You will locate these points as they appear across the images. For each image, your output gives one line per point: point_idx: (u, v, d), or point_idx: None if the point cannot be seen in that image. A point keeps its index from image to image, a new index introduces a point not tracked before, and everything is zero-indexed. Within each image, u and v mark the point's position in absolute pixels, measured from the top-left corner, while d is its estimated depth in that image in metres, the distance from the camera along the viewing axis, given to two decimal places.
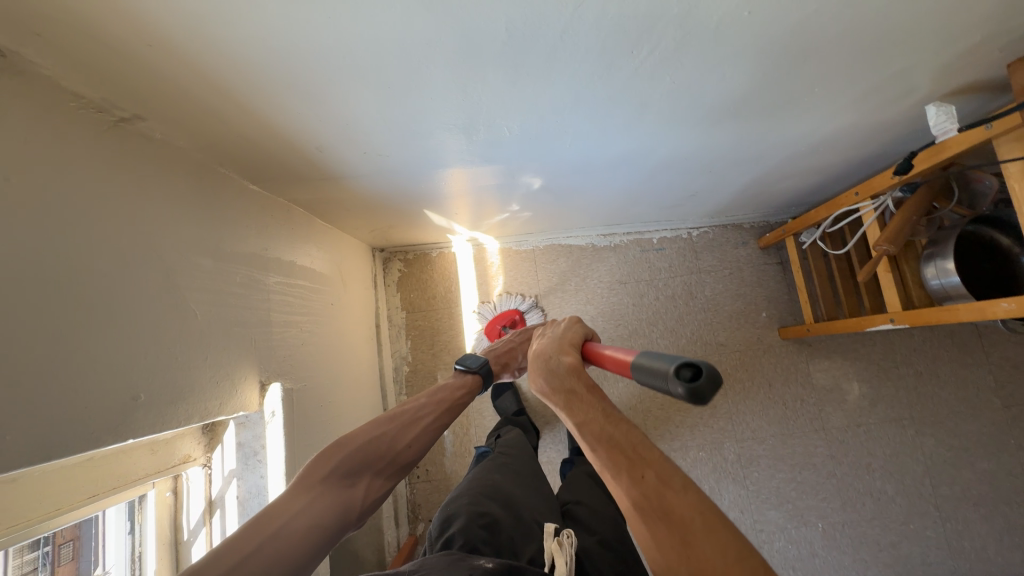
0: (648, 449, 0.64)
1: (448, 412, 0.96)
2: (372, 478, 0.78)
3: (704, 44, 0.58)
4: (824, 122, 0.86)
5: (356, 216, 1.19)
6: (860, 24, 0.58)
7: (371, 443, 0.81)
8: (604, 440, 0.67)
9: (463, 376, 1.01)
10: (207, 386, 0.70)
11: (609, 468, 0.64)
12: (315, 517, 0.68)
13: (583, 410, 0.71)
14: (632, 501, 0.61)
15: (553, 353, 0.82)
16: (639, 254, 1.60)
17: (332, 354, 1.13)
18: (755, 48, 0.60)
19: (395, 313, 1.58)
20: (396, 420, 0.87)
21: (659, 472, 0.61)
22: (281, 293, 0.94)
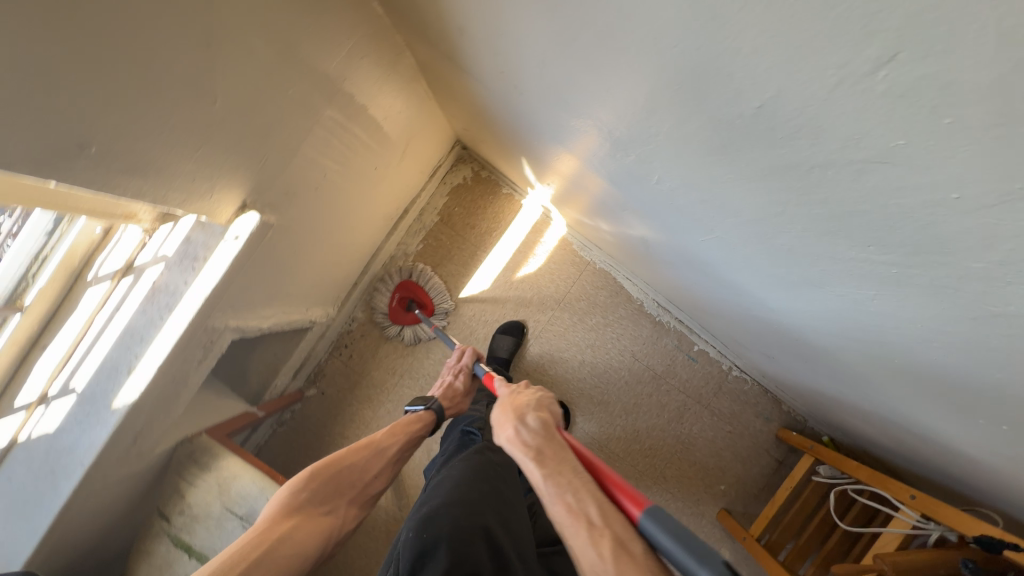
0: (610, 517, 0.58)
1: (415, 446, 1.00)
2: (347, 509, 0.86)
3: (955, 309, 0.39)
4: (965, 439, 0.67)
5: (458, 107, 1.02)
6: None
7: (339, 475, 0.86)
8: (567, 498, 0.60)
9: (419, 414, 1.01)
10: (182, 178, 0.61)
11: (566, 527, 0.58)
12: (295, 550, 0.74)
13: (555, 459, 0.65)
14: (589, 562, 0.53)
15: (532, 399, 0.78)
16: (671, 346, 1.44)
17: (339, 212, 1.03)
18: (1006, 359, 0.41)
19: (430, 210, 1.46)
20: (365, 451, 0.91)
21: (618, 533, 0.56)
22: (328, 129, 0.81)
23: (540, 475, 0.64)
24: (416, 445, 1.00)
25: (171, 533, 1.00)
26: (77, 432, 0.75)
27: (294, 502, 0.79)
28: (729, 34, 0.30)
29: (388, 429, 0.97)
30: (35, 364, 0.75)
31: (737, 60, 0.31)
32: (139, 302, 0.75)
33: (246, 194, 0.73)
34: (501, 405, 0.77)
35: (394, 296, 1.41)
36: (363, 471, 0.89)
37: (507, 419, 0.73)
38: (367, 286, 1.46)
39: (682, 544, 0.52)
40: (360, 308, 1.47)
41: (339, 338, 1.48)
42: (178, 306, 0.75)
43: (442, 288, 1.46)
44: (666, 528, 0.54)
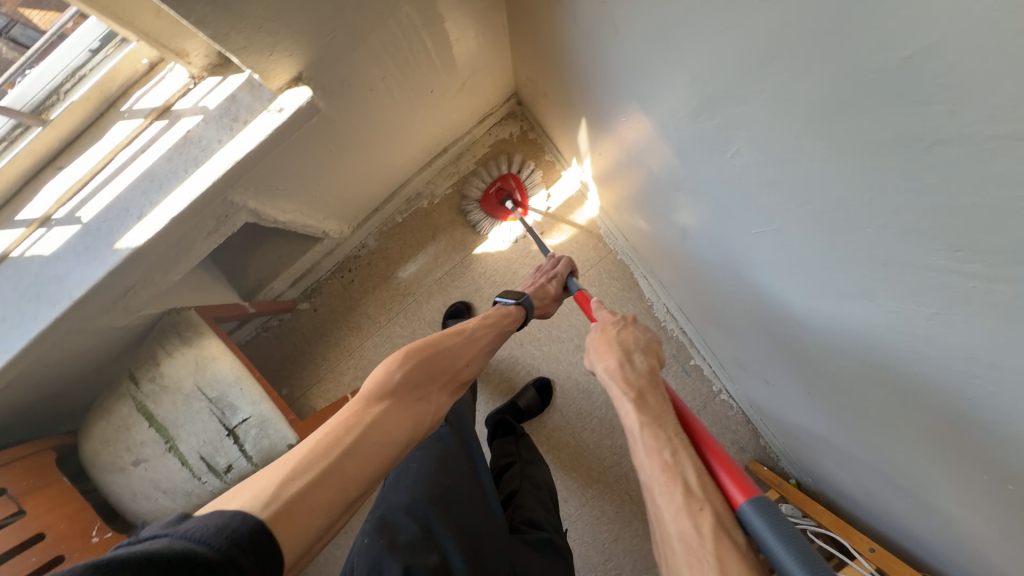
0: (710, 492, 0.57)
1: (500, 335, 0.94)
2: (441, 393, 0.77)
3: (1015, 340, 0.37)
4: (950, 500, 0.66)
5: (533, 50, 0.98)
6: None
7: (434, 355, 0.78)
8: (672, 453, 0.61)
9: (507, 306, 0.99)
10: (247, 22, 0.57)
11: (658, 485, 0.59)
12: (390, 436, 0.65)
13: (657, 420, 0.66)
14: (681, 529, 0.54)
15: (629, 347, 0.81)
16: (669, 355, 1.42)
17: (385, 125, 0.99)
18: None
19: (468, 157, 1.42)
20: (456, 336, 0.85)
21: (719, 513, 0.55)
22: (402, 27, 0.78)
23: (638, 421, 0.66)
24: (502, 336, 0.95)
25: (136, 398, 0.98)
26: (72, 264, 0.73)
27: (391, 382, 0.70)
28: None
29: (475, 321, 0.91)
30: (47, 183, 0.72)
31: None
32: (168, 148, 0.71)
33: (303, 65, 0.70)
34: (609, 345, 0.82)
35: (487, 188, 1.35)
36: (458, 355, 0.83)
37: (608, 359, 0.78)
38: (386, 215, 1.42)
39: (800, 555, 0.48)
40: (373, 235, 1.44)
41: (345, 260, 1.45)
42: (205, 164, 0.71)
43: (459, 238, 1.43)
44: (773, 530, 0.51)
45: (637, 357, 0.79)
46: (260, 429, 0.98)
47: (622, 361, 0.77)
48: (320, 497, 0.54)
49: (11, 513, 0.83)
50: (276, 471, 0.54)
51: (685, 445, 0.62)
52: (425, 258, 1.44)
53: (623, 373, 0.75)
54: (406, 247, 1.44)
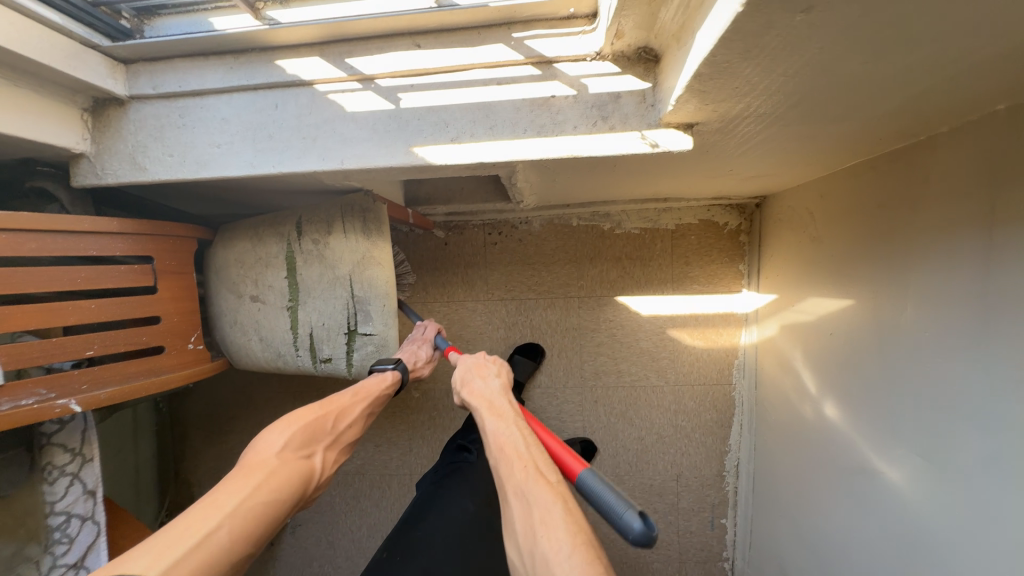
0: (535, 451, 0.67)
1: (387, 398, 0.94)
2: (326, 452, 0.78)
3: None
4: None
5: (849, 207, 0.90)
6: None
7: (316, 418, 0.79)
8: (509, 450, 0.67)
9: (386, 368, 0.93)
10: (731, 77, 0.50)
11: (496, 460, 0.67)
12: (274, 493, 0.65)
13: (499, 414, 0.76)
14: (516, 480, 0.62)
15: (485, 368, 0.89)
16: (708, 502, 1.40)
17: (668, 171, 0.92)
18: None
19: (673, 216, 1.34)
20: (343, 398, 0.87)
21: (537, 463, 0.64)
22: (794, 134, 0.70)
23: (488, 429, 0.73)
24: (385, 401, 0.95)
25: (291, 247, 0.95)
26: (364, 136, 0.68)
27: (271, 445, 0.71)
28: None
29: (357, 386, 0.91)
30: (395, 50, 0.65)
31: None
32: (525, 100, 0.65)
33: (705, 119, 0.62)
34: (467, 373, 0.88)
35: None
36: (338, 417, 0.83)
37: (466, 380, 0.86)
38: (566, 212, 1.36)
39: (609, 486, 0.57)
40: (542, 219, 1.38)
41: (501, 222, 1.39)
42: (547, 139, 0.65)
43: (611, 277, 1.37)
44: (589, 482, 0.59)
45: (496, 377, 0.86)
46: (375, 349, 0.96)
47: (478, 371, 0.88)
48: (208, 552, 0.54)
49: (146, 285, 0.82)
50: (167, 538, 0.53)
51: (520, 423, 0.73)
52: (571, 272, 1.38)
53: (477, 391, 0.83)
54: (559, 251, 1.38)
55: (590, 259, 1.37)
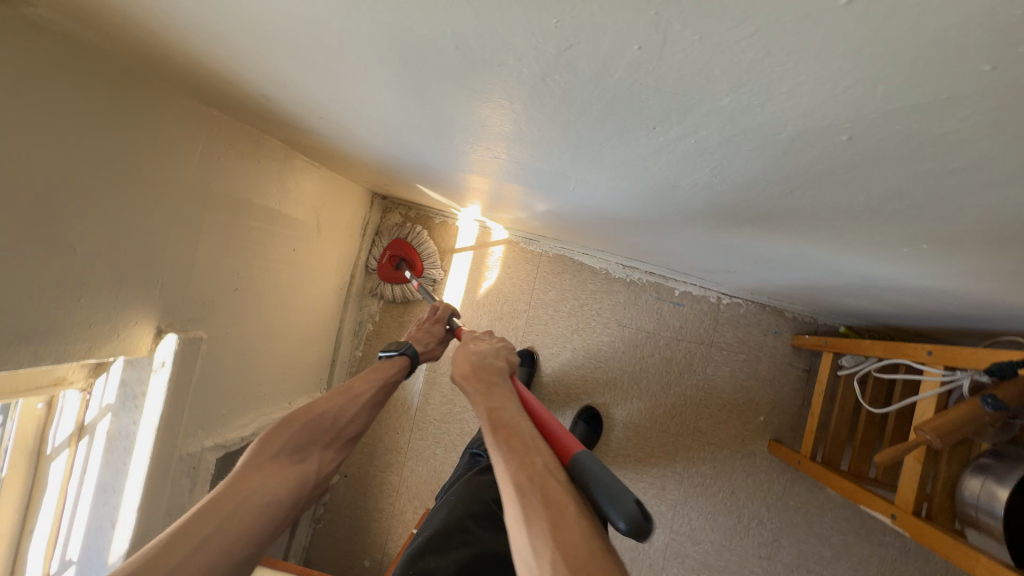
0: (541, 445, 0.59)
1: (388, 389, 0.92)
2: (322, 452, 0.79)
3: (749, 156, 0.39)
4: (910, 275, 0.63)
5: (345, 164, 1.06)
6: (1009, 207, 0.36)
7: (310, 420, 0.79)
8: (508, 429, 0.61)
9: (396, 358, 0.95)
10: (79, 333, 0.63)
11: (496, 441, 0.60)
12: (274, 494, 0.68)
13: (497, 399, 0.68)
14: (514, 489, 0.53)
15: (483, 351, 0.80)
16: (652, 301, 1.40)
17: (276, 301, 1.07)
18: (819, 181, 0.40)
19: (377, 267, 1.49)
20: (338, 398, 0.84)
21: (547, 467, 0.55)
22: (222, 233, 0.86)
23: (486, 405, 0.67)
24: (389, 389, 0.93)
25: None
26: None
27: (269, 449, 0.72)
28: (386, 7, 0.31)
29: (366, 376, 0.90)
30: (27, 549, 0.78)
31: (414, 21, 0.32)
32: (101, 456, 0.79)
33: (157, 321, 0.76)
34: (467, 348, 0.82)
35: (386, 253, 1.40)
36: (339, 415, 0.83)
37: (466, 367, 0.76)
38: (347, 358, 1.47)
39: (599, 484, 0.52)
40: None
41: None
42: (135, 446, 0.79)
43: None
44: (592, 470, 0.54)
45: (492, 358, 0.79)
46: None
47: (478, 353, 0.80)
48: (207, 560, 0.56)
49: None
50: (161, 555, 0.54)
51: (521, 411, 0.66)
52: None
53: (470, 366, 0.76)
54: None
55: (395, 347, 1.48)
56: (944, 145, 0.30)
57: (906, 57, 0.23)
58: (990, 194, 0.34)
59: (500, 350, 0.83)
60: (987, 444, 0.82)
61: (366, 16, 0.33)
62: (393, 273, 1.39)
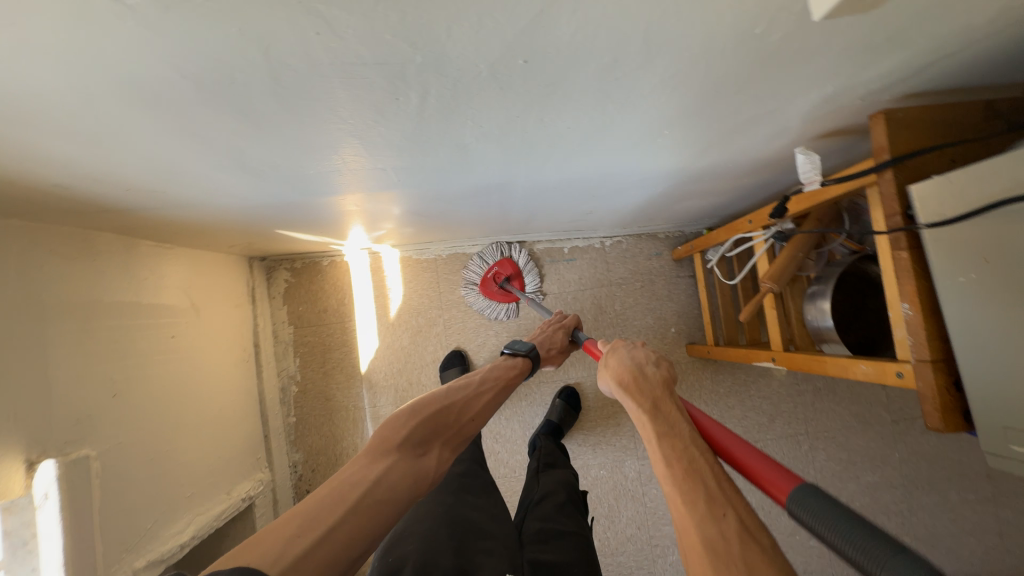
0: (733, 485, 0.54)
1: (505, 388, 0.95)
2: (442, 449, 0.75)
3: (482, 100, 0.47)
4: (687, 161, 0.77)
5: (200, 235, 1.04)
6: (667, 79, 0.47)
7: (435, 416, 0.78)
8: (683, 461, 0.57)
9: (516, 359, 1.02)
10: None
11: (684, 487, 0.54)
12: (395, 493, 0.64)
13: (668, 422, 0.62)
14: (704, 536, 0.49)
15: (643, 361, 0.76)
16: (549, 265, 1.51)
17: (172, 394, 1.01)
18: (545, 103, 0.50)
19: (282, 328, 1.45)
20: (463, 390, 0.86)
21: (743, 517, 0.50)
22: (75, 341, 0.81)
23: (654, 435, 0.61)
24: (507, 389, 0.95)
25: None
26: None
27: (398, 435, 0.71)
28: (99, 57, 0.34)
29: (484, 372, 0.94)
30: None
31: (134, 63, 0.35)
32: None
33: (26, 452, 0.70)
34: (613, 369, 0.75)
35: (494, 267, 1.44)
36: (462, 408, 0.83)
37: (623, 375, 0.73)
38: (281, 429, 1.41)
39: (863, 519, 0.45)
40: (293, 450, 1.42)
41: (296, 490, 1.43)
42: None
43: (344, 377, 1.45)
44: (818, 508, 0.47)
45: (651, 368, 0.74)
46: None
47: (632, 371, 0.73)
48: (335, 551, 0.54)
49: None
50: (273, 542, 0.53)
51: (706, 449, 0.59)
52: (342, 417, 1.43)
53: (633, 388, 0.70)
54: (322, 429, 1.43)
55: (327, 399, 1.44)
56: (580, 42, 0.39)
57: None
58: (649, 70, 0.45)
59: (659, 362, 0.76)
60: (812, 274, 1.00)
61: (89, 71, 0.36)
62: (502, 291, 1.44)
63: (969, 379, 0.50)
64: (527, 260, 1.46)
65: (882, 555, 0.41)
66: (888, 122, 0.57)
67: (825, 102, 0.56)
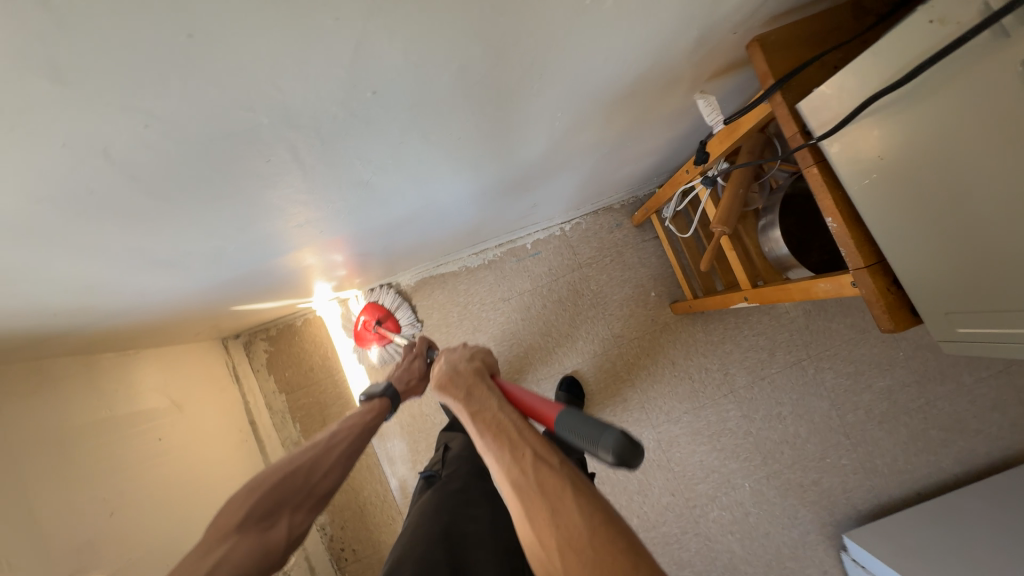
0: (531, 430, 0.56)
1: (365, 434, 0.92)
2: (290, 514, 0.75)
3: (357, 138, 0.47)
4: (599, 134, 0.76)
5: (159, 334, 1.03)
6: (530, 67, 0.47)
7: (282, 479, 0.77)
8: (491, 427, 0.57)
9: (372, 401, 0.97)
10: None
11: (495, 444, 0.55)
12: (242, 571, 0.65)
13: (478, 402, 0.61)
14: (511, 482, 0.51)
15: (456, 358, 0.72)
16: (516, 264, 1.50)
17: (174, 495, 1.01)
18: (422, 123, 0.49)
19: (274, 399, 1.44)
20: (309, 450, 0.84)
21: (536, 451, 0.53)
22: (56, 474, 0.80)
23: (468, 414, 0.60)
24: (373, 431, 0.93)
25: None
26: None
27: (235, 517, 0.70)
28: None
29: (336, 426, 0.91)
30: None
31: None
32: None
33: None
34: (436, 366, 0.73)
35: (365, 317, 1.40)
36: (311, 472, 0.81)
37: (441, 379, 0.66)
38: None
39: (588, 420, 0.53)
40: None
41: (332, 549, 1.45)
42: None
43: None
44: (571, 420, 0.55)
45: (463, 360, 0.71)
46: None
47: (446, 364, 0.70)
48: None
49: None
50: None
51: (508, 409, 0.60)
52: None
53: (453, 377, 0.67)
54: None
55: None
56: (420, 57, 0.39)
57: (284, 39, 0.31)
58: (506, 63, 0.44)
59: (474, 351, 0.76)
60: (762, 206, 0.99)
61: None
62: (376, 334, 1.39)
63: (895, 260, 0.51)
64: (393, 299, 1.45)
65: (605, 437, 0.50)
66: (763, 46, 0.56)
67: (702, 44, 0.56)
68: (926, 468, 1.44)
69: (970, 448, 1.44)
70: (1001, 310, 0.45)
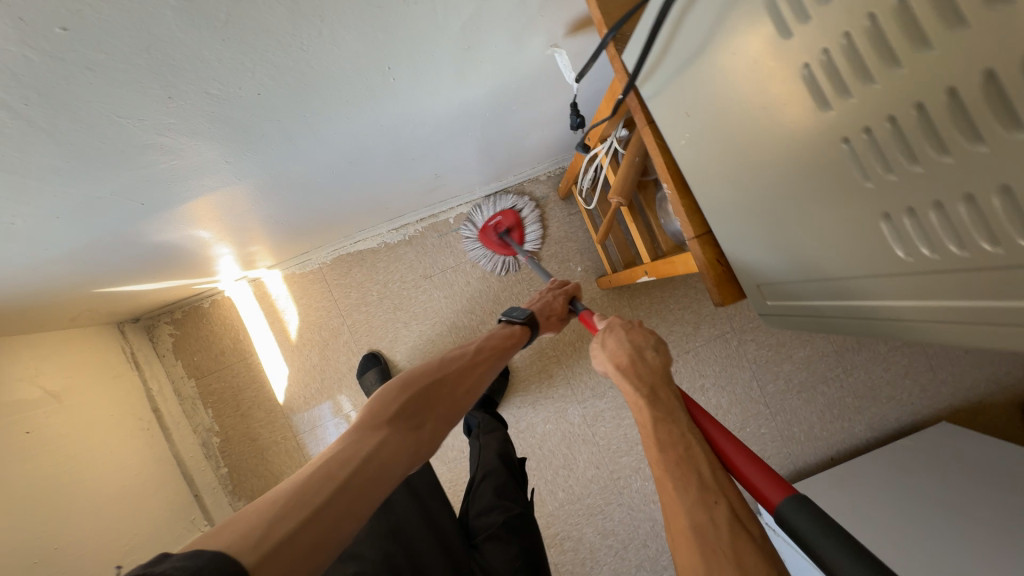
0: (728, 479, 0.45)
1: (506, 357, 0.86)
2: (432, 424, 0.70)
3: (98, 91, 0.41)
4: (462, 99, 0.70)
5: (21, 321, 0.95)
6: (299, 3, 0.41)
7: (418, 391, 0.72)
8: (680, 448, 0.47)
9: (512, 328, 0.88)
10: None
11: (672, 477, 0.45)
12: (385, 472, 0.60)
13: (666, 411, 0.51)
14: (694, 529, 0.41)
15: (639, 341, 0.60)
16: (438, 240, 1.44)
17: (53, 482, 0.96)
18: (185, 72, 0.43)
19: (183, 384, 1.38)
20: (460, 357, 0.81)
21: (737, 511, 0.42)
22: None
23: (650, 419, 0.50)
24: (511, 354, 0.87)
25: None
26: None
27: (385, 412, 0.67)
28: None
29: (484, 339, 0.86)
30: None
31: None
32: None
33: None
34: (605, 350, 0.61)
35: (500, 216, 1.36)
36: (454, 383, 0.77)
37: (621, 356, 0.58)
38: (214, 483, 1.35)
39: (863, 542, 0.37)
40: (236, 499, 1.36)
41: None
42: None
43: (263, 414, 1.39)
44: (810, 520, 0.39)
45: (652, 351, 0.59)
46: None
47: (632, 355, 0.58)
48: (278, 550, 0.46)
49: None
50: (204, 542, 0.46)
51: (698, 434, 0.49)
52: (274, 452, 1.37)
53: (629, 367, 0.57)
54: (257, 471, 1.37)
55: (253, 439, 1.38)
56: None
57: None
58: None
59: (661, 343, 0.61)
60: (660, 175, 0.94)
61: None
62: (501, 240, 1.37)
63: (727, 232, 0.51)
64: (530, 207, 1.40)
65: None
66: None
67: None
68: (841, 434, 1.48)
69: (882, 414, 1.49)
70: (774, 279, 0.49)
